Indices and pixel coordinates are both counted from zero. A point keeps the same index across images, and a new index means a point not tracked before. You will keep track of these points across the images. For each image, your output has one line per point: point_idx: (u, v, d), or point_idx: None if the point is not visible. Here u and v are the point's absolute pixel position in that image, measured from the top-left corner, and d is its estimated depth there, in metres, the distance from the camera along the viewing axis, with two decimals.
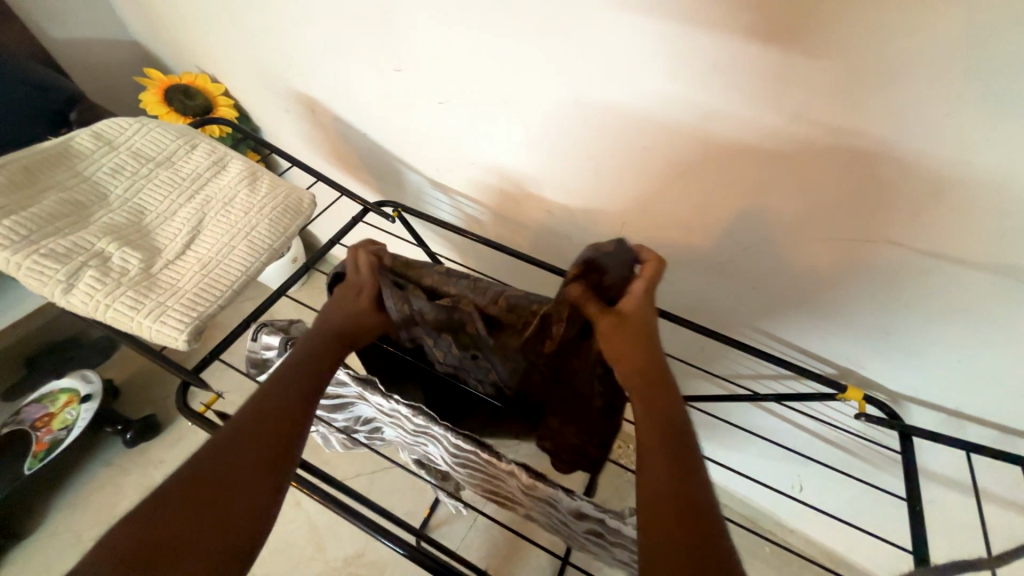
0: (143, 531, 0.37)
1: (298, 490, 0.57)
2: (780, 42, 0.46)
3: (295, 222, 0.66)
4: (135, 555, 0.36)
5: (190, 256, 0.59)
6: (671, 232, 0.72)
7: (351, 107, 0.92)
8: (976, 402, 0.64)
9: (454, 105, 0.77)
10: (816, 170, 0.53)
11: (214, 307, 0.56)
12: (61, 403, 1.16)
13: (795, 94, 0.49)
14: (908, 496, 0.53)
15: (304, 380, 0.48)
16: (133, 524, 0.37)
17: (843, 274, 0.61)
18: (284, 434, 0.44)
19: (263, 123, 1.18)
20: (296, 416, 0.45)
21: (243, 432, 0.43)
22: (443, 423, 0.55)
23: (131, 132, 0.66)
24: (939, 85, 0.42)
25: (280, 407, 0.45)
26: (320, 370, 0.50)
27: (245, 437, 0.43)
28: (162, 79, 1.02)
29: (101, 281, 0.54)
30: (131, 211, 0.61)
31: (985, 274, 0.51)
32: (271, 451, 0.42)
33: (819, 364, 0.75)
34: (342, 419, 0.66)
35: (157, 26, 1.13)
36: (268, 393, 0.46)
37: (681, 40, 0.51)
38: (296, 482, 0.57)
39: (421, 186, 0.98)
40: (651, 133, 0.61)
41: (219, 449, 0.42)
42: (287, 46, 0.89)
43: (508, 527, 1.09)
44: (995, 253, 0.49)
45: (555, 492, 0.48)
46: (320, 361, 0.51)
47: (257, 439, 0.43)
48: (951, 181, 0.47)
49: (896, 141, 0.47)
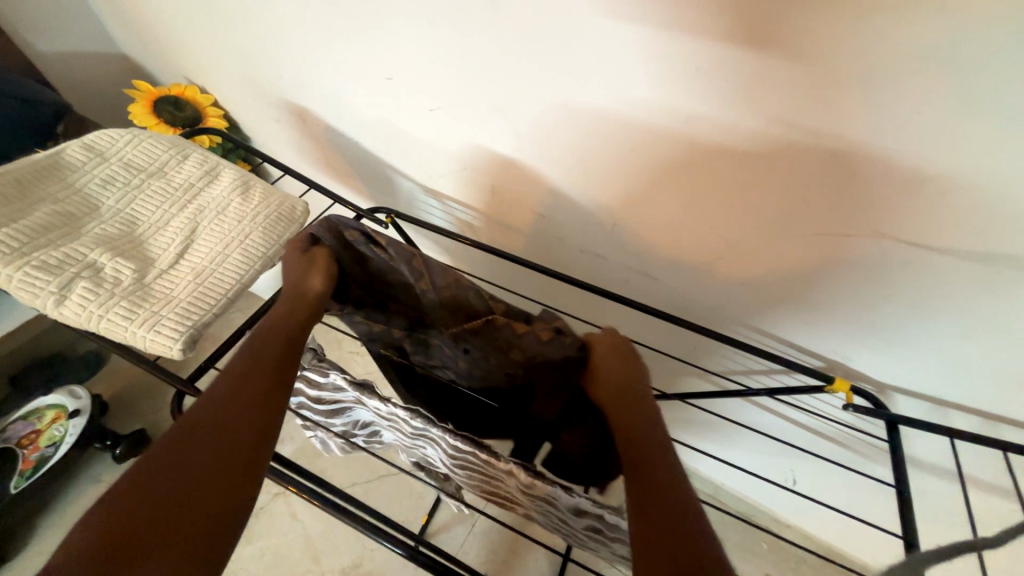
0: (124, 509, 0.37)
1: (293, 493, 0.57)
2: (757, 47, 0.48)
3: (288, 230, 0.66)
4: (121, 531, 0.36)
5: (184, 266, 0.59)
6: (660, 233, 0.73)
7: (343, 114, 0.92)
8: (958, 390, 0.66)
9: (445, 112, 0.78)
10: (797, 169, 0.55)
11: (209, 316, 0.57)
12: (49, 420, 1.15)
13: (773, 96, 0.51)
14: (896, 483, 0.54)
15: (276, 353, 0.51)
16: (114, 503, 0.38)
17: (827, 268, 0.63)
18: (261, 403, 0.45)
19: (254, 133, 1.18)
20: (269, 386, 0.47)
21: (218, 406, 0.44)
22: (441, 425, 0.55)
23: (122, 143, 0.66)
24: (906, 86, 0.44)
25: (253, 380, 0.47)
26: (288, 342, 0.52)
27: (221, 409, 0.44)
28: (150, 90, 1.02)
29: (93, 291, 0.54)
30: (123, 222, 0.61)
31: (962, 264, 0.53)
32: (251, 420, 0.44)
33: (809, 358, 0.76)
34: (340, 424, 0.66)
35: (145, 39, 1.13)
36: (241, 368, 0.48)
37: (664, 45, 0.53)
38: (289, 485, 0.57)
39: (413, 193, 0.99)
40: (639, 136, 0.62)
41: (196, 424, 0.43)
42: (277, 56, 0.89)
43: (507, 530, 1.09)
44: (969, 244, 0.51)
45: (554, 489, 0.49)
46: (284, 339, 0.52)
47: (234, 409, 0.44)
48: (925, 176, 0.49)
49: (870, 140, 0.49)
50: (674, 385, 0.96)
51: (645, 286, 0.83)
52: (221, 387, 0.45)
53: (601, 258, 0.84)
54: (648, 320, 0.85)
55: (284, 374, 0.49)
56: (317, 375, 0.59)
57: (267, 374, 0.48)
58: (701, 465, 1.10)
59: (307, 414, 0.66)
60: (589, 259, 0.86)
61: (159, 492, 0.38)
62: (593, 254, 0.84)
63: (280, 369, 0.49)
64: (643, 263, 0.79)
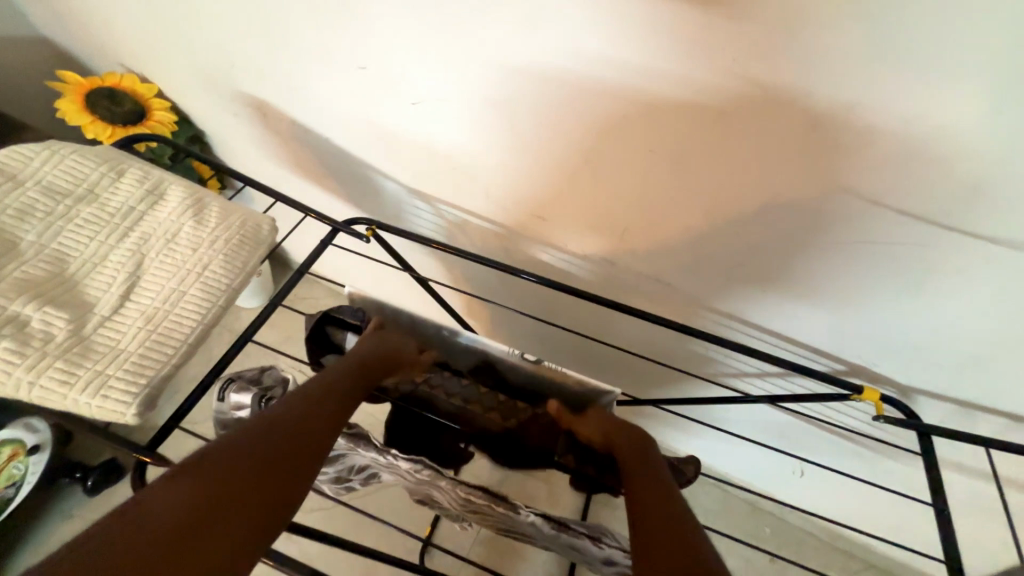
0: (131, 532, 0.33)
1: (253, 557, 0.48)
2: (810, 31, 0.40)
3: (254, 254, 0.58)
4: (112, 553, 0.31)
5: (132, 309, 0.50)
6: (677, 237, 0.67)
7: (306, 105, 0.81)
8: (989, 394, 0.65)
9: (428, 105, 0.68)
10: (835, 170, 0.49)
11: (168, 368, 0.48)
12: (5, 457, 1.02)
13: (821, 89, 0.43)
14: (933, 500, 0.53)
15: (327, 416, 0.47)
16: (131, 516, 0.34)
17: (860, 272, 0.58)
18: (287, 476, 0.40)
19: (206, 127, 1.05)
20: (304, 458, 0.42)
21: (260, 453, 0.40)
22: (449, 475, 0.50)
23: (40, 161, 0.55)
24: (982, 78, 0.38)
25: (297, 442, 0.42)
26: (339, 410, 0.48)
27: (261, 458, 0.39)
28: (81, 82, 0.89)
29: (19, 352, 0.45)
30: (50, 259, 0.51)
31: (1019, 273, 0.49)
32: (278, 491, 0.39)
33: (830, 363, 0.73)
34: (333, 470, 0.60)
35: (66, 19, 0.98)
36: (293, 418, 0.44)
37: (693, 28, 0.44)
38: None
39: (395, 194, 0.89)
40: (655, 132, 0.55)
41: (234, 464, 0.38)
42: (225, 41, 0.77)
43: (498, 564, 1.06)
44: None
45: (579, 539, 0.47)
46: (336, 400, 0.49)
47: (270, 470, 0.39)
48: (990, 180, 0.44)
49: (932, 139, 0.43)
50: (679, 391, 0.93)
51: (655, 291, 0.77)
52: (271, 431, 0.42)
53: (609, 263, 0.77)
54: (651, 329, 0.81)
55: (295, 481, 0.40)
56: None
57: (309, 440, 0.43)
58: (707, 460, 1.10)
59: None
60: (596, 265, 0.78)
61: (167, 526, 0.33)
62: (600, 259, 0.77)
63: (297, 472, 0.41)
64: (656, 268, 0.73)
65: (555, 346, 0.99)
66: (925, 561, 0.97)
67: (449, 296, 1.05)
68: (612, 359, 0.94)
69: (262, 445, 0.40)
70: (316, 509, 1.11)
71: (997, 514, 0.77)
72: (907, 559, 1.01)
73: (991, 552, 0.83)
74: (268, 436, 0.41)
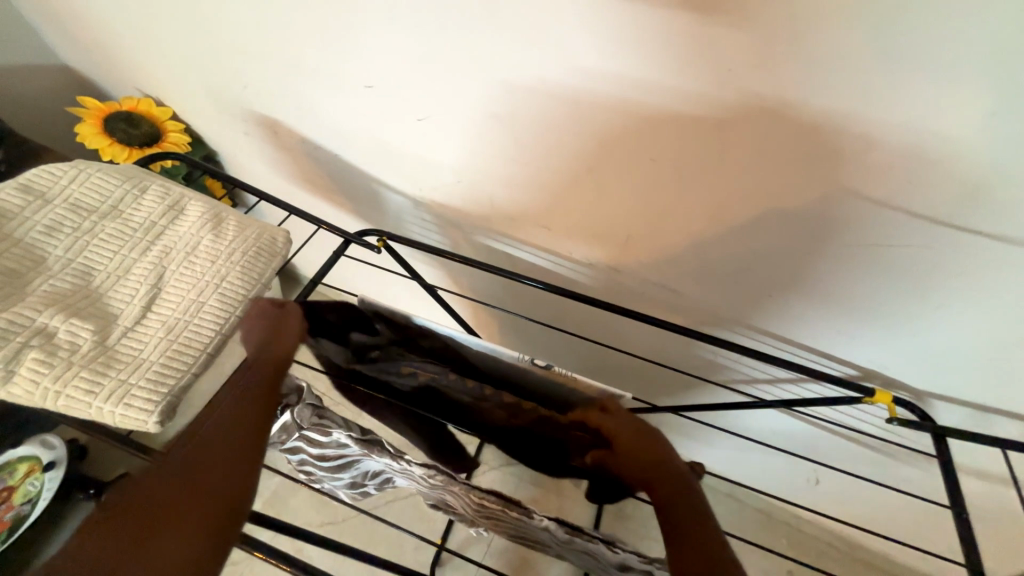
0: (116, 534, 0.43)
1: (268, 563, 0.48)
2: (806, 41, 0.42)
3: (269, 266, 0.59)
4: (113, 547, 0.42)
5: (153, 320, 0.52)
6: (682, 242, 0.67)
7: (317, 124, 0.83)
8: (1003, 395, 0.64)
9: (436, 121, 0.70)
10: (837, 172, 0.50)
11: (188, 377, 0.50)
12: (21, 474, 1.04)
13: (819, 96, 0.45)
14: (949, 501, 0.52)
15: (255, 407, 0.50)
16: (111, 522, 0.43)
17: (866, 272, 0.59)
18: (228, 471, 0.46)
19: (220, 147, 1.08)
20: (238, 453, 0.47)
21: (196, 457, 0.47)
22: (463, 479, 0.51)
23: (66, 181, 0.57)
24: (980, 83, 0.40)
25: (229, 440, 0.48)
26: (266, 398, 0.51)
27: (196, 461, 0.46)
28: (100, 107, 0.94)
29: (47, 362, 0.46)
30: (76, 273, 0.53)
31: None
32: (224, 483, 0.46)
33: (839, 366, 0.73)
34: (347, 477, 0.60)
35: (89, 48, 1.02)
36: (219, 421, 0.49)
37: (693, 41, 0.46)
38: (261, 551, 0.49)
39: (403, 207, 0.91)
40: (657, 141, 0.56)
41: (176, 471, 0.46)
42: (241, 65, 0.81)
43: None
44: None
45: (596, 544, 0.47)
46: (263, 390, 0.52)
47: (211, 467, 0.46)
48: (991, 179, 0.44)
49: (932, 141, 0.44)
50: (689, 397, 0.92)
51: (661, 297, 0.78)
52: (202, 437, 0.48)
53: (614, 270, 0.78)
54: (658, 334, 0.81)
55: (251, 453, 0.48)
56: (319, 433, 0.54)
57: (242, 436, 0.48)
58: (718, 467, 1.09)
59: (309, 470, 0.60)
60: (601, 272, 0.79)
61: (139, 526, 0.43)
62: (606, 266, 0.78)
63: (250, 446, 0.48)
64: (662, 274, 0.74)
65: (567, 354, 0.99)
66: (946, 569, 0.95)
67: (457, 306, 1.07)
68: (622, 366, 0.94)
69: (199, 452, 0.47)
70: (326, 522, 1.11)
71: (1018, 519, 0.75)
72: (927, 568, 0.98)
73: (1014, 560, 0.82)
74: (199, 441, 0.47)
